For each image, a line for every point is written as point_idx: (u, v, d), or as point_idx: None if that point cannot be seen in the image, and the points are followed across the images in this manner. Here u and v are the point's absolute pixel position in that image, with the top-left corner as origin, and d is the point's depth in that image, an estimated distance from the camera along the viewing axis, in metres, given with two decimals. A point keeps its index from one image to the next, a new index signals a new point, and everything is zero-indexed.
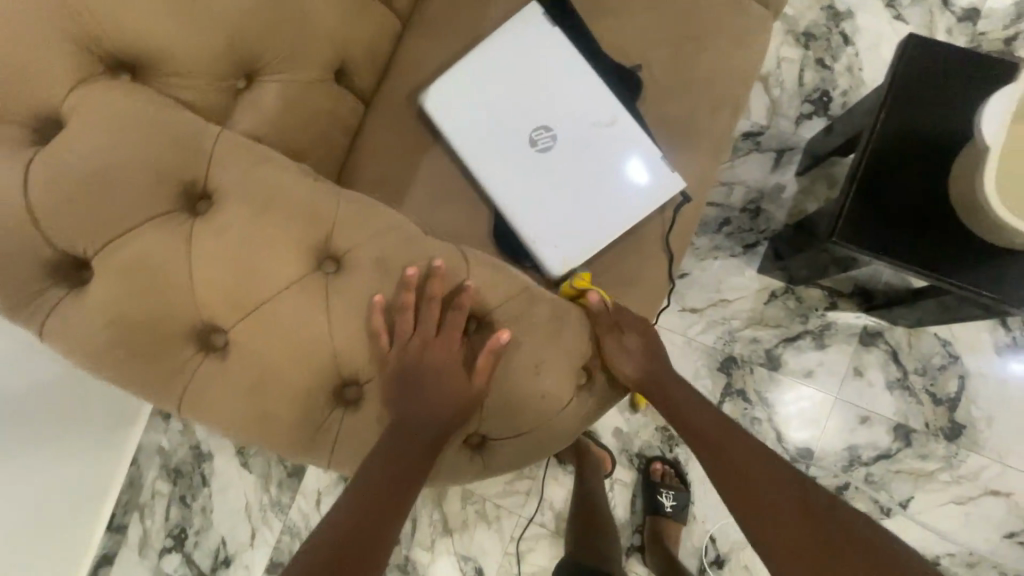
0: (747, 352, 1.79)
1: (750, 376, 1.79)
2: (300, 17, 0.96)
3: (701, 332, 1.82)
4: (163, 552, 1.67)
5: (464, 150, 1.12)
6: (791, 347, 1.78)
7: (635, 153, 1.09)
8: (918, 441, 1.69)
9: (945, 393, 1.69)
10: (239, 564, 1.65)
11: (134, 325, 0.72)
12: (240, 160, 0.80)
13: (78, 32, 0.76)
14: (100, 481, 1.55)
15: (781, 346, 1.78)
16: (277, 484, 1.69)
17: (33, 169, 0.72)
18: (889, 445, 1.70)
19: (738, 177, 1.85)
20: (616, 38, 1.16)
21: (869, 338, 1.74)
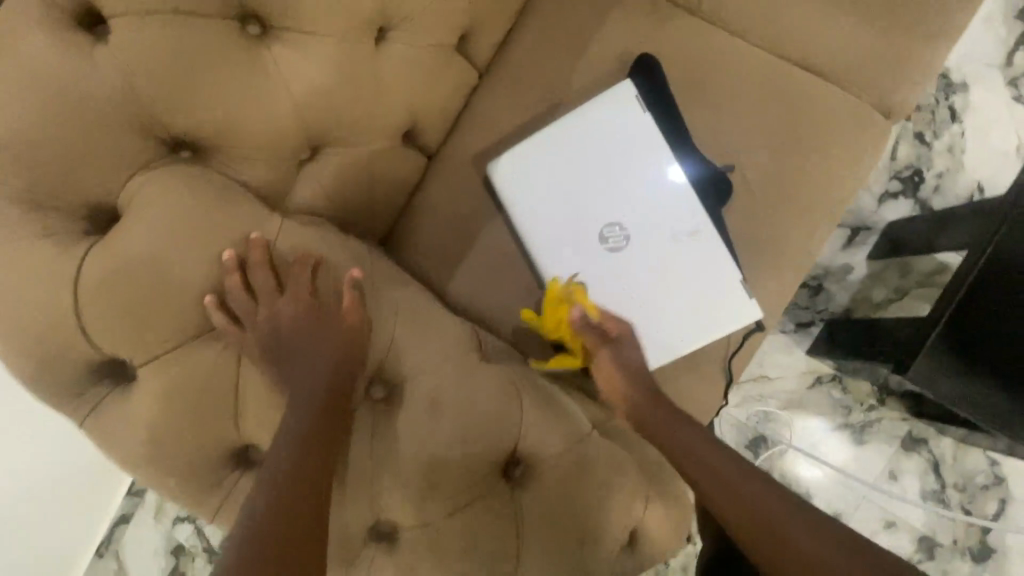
0: (779, 432, 1.71)
1: (778, 459, 1.71)
2: (375, 88, 0.88)
3: (735, 406, 1.73)
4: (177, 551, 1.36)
5: (527, 234, 1.04)
6: (826, 437, 1.70)
7: (713, 271, 1.00)
8: (942, 556, 1.63)
9: (981, 513, 1.63)
10: None
11: (172, 445, 0.69)
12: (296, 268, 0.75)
13: (141, 116, 0.70)
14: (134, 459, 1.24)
15: (817, 434, 1.70)
16: None
17: (85, 270, 0.67)
18: (911, 555, 1.64)
19: None
20: (710, 129, 1.05)
21: (912, 442, 1.67)
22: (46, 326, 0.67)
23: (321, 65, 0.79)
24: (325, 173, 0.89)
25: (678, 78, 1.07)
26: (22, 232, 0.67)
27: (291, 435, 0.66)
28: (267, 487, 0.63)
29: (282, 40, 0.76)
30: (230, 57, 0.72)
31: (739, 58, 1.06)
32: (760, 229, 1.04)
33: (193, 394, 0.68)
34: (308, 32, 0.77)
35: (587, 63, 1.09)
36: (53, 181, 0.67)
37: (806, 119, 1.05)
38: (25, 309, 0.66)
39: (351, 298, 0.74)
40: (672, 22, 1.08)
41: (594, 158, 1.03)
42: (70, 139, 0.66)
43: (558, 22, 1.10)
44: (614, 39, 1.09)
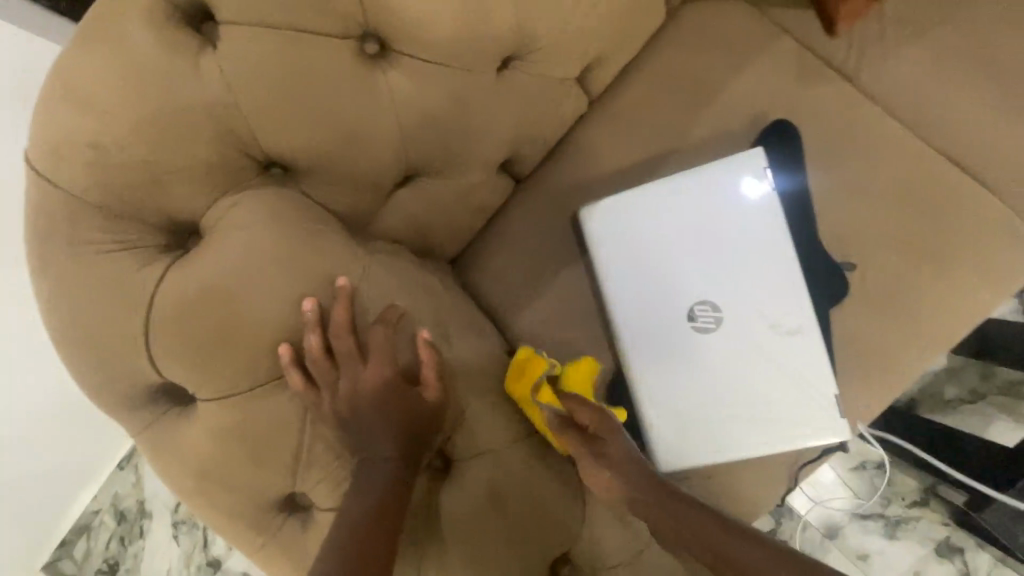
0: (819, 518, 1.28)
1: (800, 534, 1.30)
2: (488, 123, 0.77)
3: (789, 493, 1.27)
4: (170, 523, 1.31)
5: (612, 292, 0.95)
6: (865, 534, 1.26)
7: (807, 378, 0.91)
8: None
9: None
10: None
11: (224, 483, 0.66)
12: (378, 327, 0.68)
13: (240, 133, 0.63)
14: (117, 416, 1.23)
15: (864, 532, 1.26)
16: None
17: (159, 293, 0.63)
18: None
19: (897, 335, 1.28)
20: (836, 218, 0.94)
21: (946, 548, 1.22)
22: (112, 342, 0.63)
23: (437, 96, 0.70)
24: (415, 201, 0.81)
25: (813, 151, 0.94)
26: (103, 241, 0.62)
27: (357, 514, 0.61)
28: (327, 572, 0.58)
29: (402, 65, 0.67)
30: (344, 79, 0.64)
31: (888, 142, 0.93)
32: (867, 337, 0.94)
33: (252, 441, 0.65)
34: (431, 61, 0.68)
35: (713, 113, 0.97)
36: (140, 192, 0.62)
37: (949, 226, 0.92)
38: (95, 324, 0.63)
39: (431, 373, 0.66)
40: (821, 86, 0.94)
41: (703, 226, 0.93)
42: (164, 152, 0.60)
43: (690, 60, 0.98)
44: (749, 91, 0.96)
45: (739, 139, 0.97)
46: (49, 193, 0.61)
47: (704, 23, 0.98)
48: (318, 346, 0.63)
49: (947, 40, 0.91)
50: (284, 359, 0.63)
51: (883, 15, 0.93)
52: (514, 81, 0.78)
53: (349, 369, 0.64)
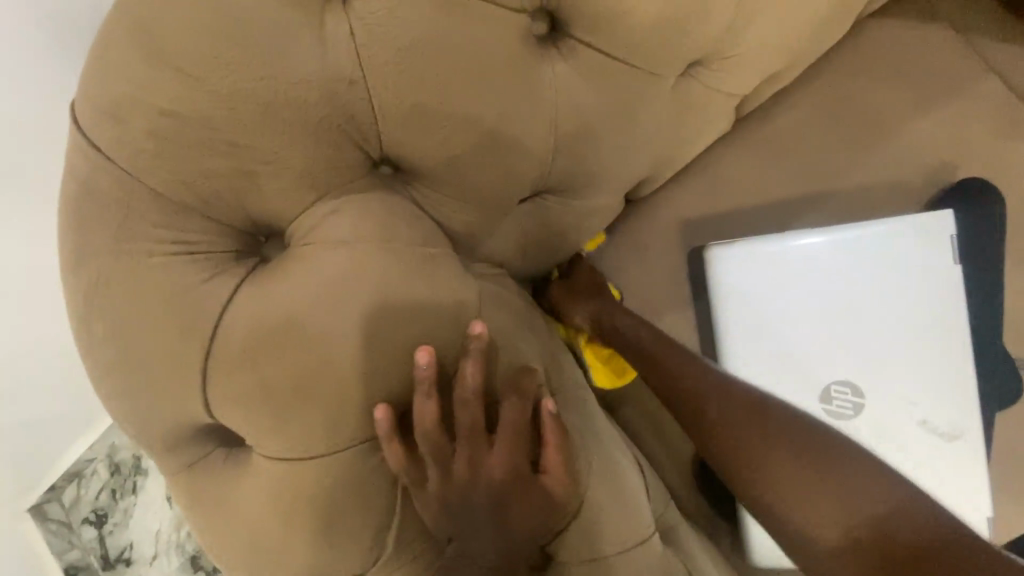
0: None
1: None
2: (650, 139, 0.62)
3: None
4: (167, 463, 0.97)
5: (731, 349, 0.79)
6: None
7: (954, 489, 0.75)
8: None
9: None
10: None
11: (275, 557, 0.53)
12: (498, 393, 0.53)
13: (361, 121, 0.47)
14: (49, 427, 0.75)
15: None
16: None
17: (229, 316, 0.49)
18: None
19: None
20: (1018, 306, 0.78)
21: None
22: (162, 368, 0.49)
23: (607, 104, 0.55)
24: (536, 222, 0.66)
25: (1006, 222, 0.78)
26: (164, 240, 0.48)
27: None
28: None
29: (576, 58, 0.51)
30: (504, 71, 0.48)
31: None
32: None
33: (319, 517, 0.51)
34: (614, 58, 0.52)
35: (888, 157, 0.81)
36: (221, 181, 0.47)
37: None
38: (142, 346, 0.49)
39: (558, 461, 0.51)
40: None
41: (859, 292, 0.76)
42: (262, 135, 0.45)
43: (871, 88, 0.81)
44: (937, 138, 0.80)
45: (913, 194, 0.81)
46: (100, 170, 0.46)
47: (895, 46, 0.80)
48: (433, 409, 0.48)
49: None
50: (381, 424, 0.48)
51: None
52: (691, 93, 0.61)
53: (466, 448, 0.49)
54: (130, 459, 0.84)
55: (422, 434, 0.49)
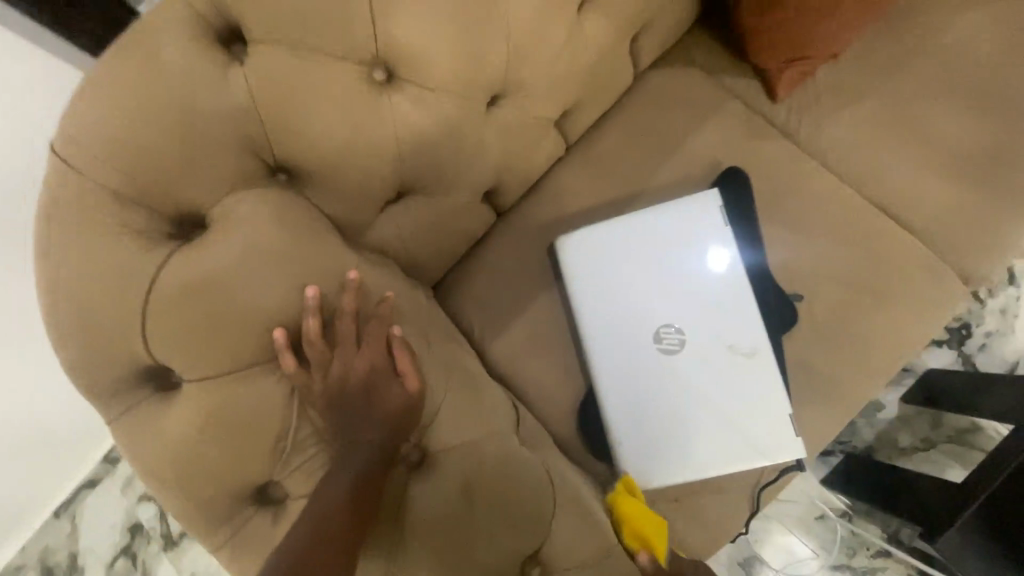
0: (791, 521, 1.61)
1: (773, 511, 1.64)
2: (477, 148, 0.87)
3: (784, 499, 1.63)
4: (143, 498, 1.48)
5: (585, 313, 1.02)
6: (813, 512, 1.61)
7: (755, 429, 0.96)
8: None
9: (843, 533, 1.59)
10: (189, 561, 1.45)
11: (197, 464, 0.68)
12: None
13: (255, 137, 0.70)
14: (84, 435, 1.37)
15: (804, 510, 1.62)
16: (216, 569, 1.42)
17: (160, 278, 0.67)
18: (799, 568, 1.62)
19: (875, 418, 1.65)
20: (785, 256, 1.04)
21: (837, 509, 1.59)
22: (109, 319, 0.67)
23: (434, 122, 0.80)
24: (406, 217, 0.89)
25: (761, 196, 1.07)
26: (115, 225, 0.68)
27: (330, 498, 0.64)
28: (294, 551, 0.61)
29: (404, 92, 0.77)
30: (352, 101, 0.73)
31: (828, 191, 1.06)
32: (821, 366, 1.02)
33: (235, 425, 0.67)
34: (431, 89, 0.78)
35: (675, 161, 1.10)
36: (155, 181, 0.68)
37: (886, 268, 1.03)
38: (98, 302, 0.67)
39: (410, 367, 0.70)
40: (766, 142, 1.09)
41: (669, 257, 1.02)
42: (182, 147, 0.67)
43: (654, 114, 1.12)
44: (705, 144, 1.10)
45: (698, 183, 1.09)
46: (72, 180, 0.67)
47: (666, 86, 1.13)
48: (316, 328, 0.68)
49: (867, 110, 1.07)
50: (278, 342, 0.67)
51: (818, 85, 1.09)
52: (502, 116, 0.89)
53: (342, 355, 0.68)
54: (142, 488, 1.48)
55: (309, 347, 0.67)
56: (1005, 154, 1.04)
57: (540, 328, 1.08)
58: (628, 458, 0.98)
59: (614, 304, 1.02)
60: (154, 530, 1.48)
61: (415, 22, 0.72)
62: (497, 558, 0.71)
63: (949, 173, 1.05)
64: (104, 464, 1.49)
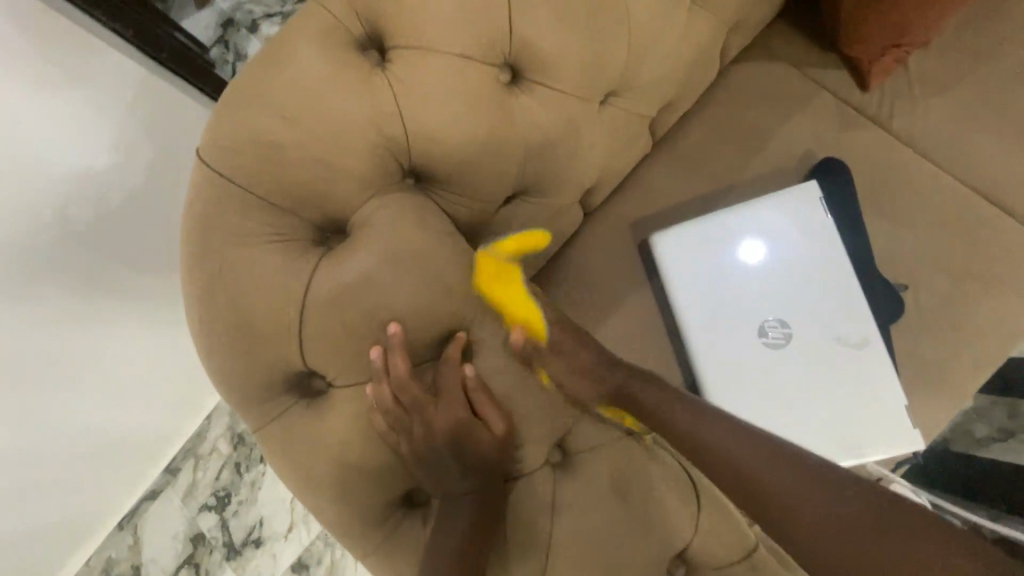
0: None
1: None
2: (591, 147, 0.87)
3: None
4: (203, 508, 1.45)
5: (687, 308, 1.01)
6: None
7: (869, 421, 0.95)
8: None
9: None
10: (268, 552, 1.43)
11: (353, 470, 0.68)
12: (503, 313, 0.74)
13: (396, 142, 0.71)
14: (168, 428, 1.42)
15: None
16: (300, 564, 1.42)
17: (311, 284, 0.67)
18: None
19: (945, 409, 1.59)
20: (888, 245, 1.03)
21: None
22: (262, 325, 0.67)
23: (557, 121, 0.80)
24: (519, 218, 0.89)
25: (858, 185, 1.06)
26: (265, 233, 0.68)
27: (482, 494, 0.68)
28: (455, 539, 0.66)
29: (530, 91, 0.77)
30: (485, 101, 0.74)
31: (926, 179, 1.05)
32: (930, 355, 1.00)
33: (393, 427, 0.67)
34: (557, 88, 0.78)
35: (766, 153, 1.09)
36: (303, 189, 0.68)
37: (992, 256, 1.02)
38: (251, 309, 0.67)
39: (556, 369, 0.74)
40: (860, 132, 1.08)
41: (771, 249, 1.01)
42: (331, 153, 0.68)
43: (742, 107, 1.11)
44: (798, 135, 1.09)
45: (792, 175, 1.08)
46: (224, 190, 0.68)
47: (752, 79, 1.12)
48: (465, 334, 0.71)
49: (961, 96, 1.06)
50: (377, 362, 0.66)
51: (908, 74, 1.09)
52: (613, 113, 0.89)
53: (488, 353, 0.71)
54: (211, 496, 1.45)
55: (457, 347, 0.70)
56: None
57: (636, 327, 1.08)
58: None
59: (716, 299, 1.01)
60: (216, 540, 1.44)
61: (547, 26, 0.73)
62: (651, 551, 0.72)
63: None
64: (166, 475, 1.46)
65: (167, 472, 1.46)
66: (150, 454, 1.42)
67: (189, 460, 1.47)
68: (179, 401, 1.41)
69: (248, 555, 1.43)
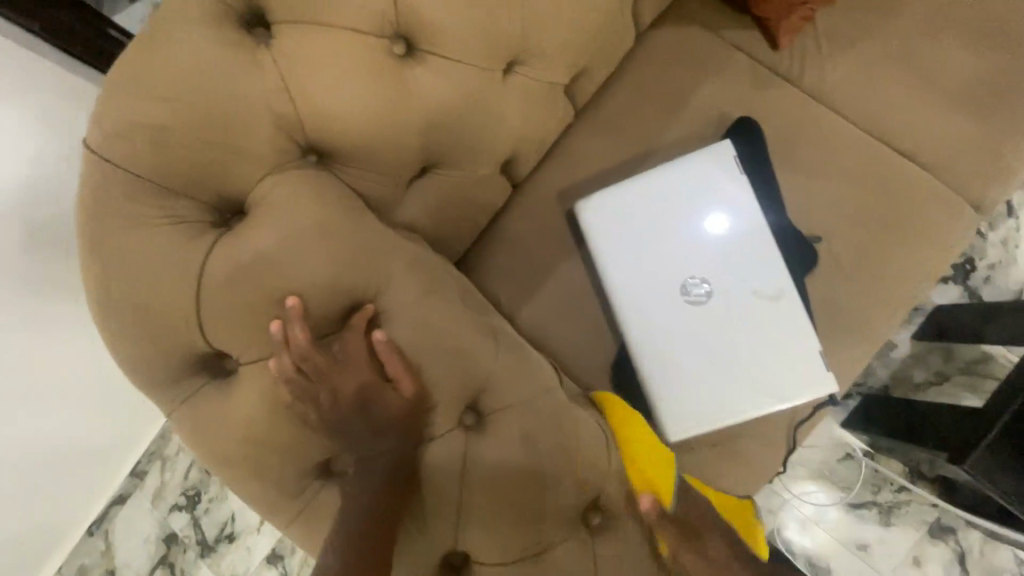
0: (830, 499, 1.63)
1: (808, 490, 1.64)
2: (498, 116, 0.88)
3: (818, 469, 1.64)
4: (174, 508, 1.47)
5: (612, 272, 1.04)
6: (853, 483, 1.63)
7: (785, 368, 0.99)
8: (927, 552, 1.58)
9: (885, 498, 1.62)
10: (241, 545, 1.44)
11: (265, 444, 0.69)
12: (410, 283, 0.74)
13: (287, 118, 0.71)
14: (126, 435, 1.43)
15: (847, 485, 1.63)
16: (274, 555, 1.43)
17: (208, 264, 0.68)
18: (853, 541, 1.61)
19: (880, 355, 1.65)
20: (801, 199, 1.06)
21: (875, 477, 1.63)
22: (161, 309, 0.67)
23: (456, 90, 0.80)
24: (433, 192, 0.90)
25: (771, 143, 1.08)
26: (156, 216, 0.68)
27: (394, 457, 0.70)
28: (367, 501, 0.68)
29: (424, 62, 0.77)
30: (376, 73, 0.74)
31: (835, 133, 1.08)
32: (845, 303, 1.04)
33: (298, 400, 0.68)
34: (452, 58, 0.78)
35: (685, 116, 1.11)
36: (192, 171, 0.68)
37: (902, 202, 1.06)
38: (149, 294, 0.67)
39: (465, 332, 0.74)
40: (773, 91, 1.10)
41: (689, 209, 1.03)
42: (217, 133, 0.68)
43: (660, 72, 1.13)
44: (714, 97, 1.11)
45: (709, 137, 1.10)
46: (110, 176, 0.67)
47: (668, 43, 1.14)
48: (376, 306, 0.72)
49: (867, 49, 1.09)
50: (276, 335, 0.67)
51: (817, 31, 1.11)
52: (519, 81, 0.89)
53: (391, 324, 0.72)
54: (180, 496, 1.47)
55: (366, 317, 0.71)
56: (1009, 80, 1.05)
57: (567, 294, 1.10)
58: (667, 411, 1.00)
59: (639, 262, 1.04)
60: (189, 538, 1.46)
61: None
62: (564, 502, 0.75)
63: (953, 103, 1.07)
64: (130, 480, 1.49)
65: (133, 476, 1.49)
66: (111, 461, 1.43)
67: (154, 463, 1.49)
68: (134, 408, 1.40)
69: (222, 549, 1.45)
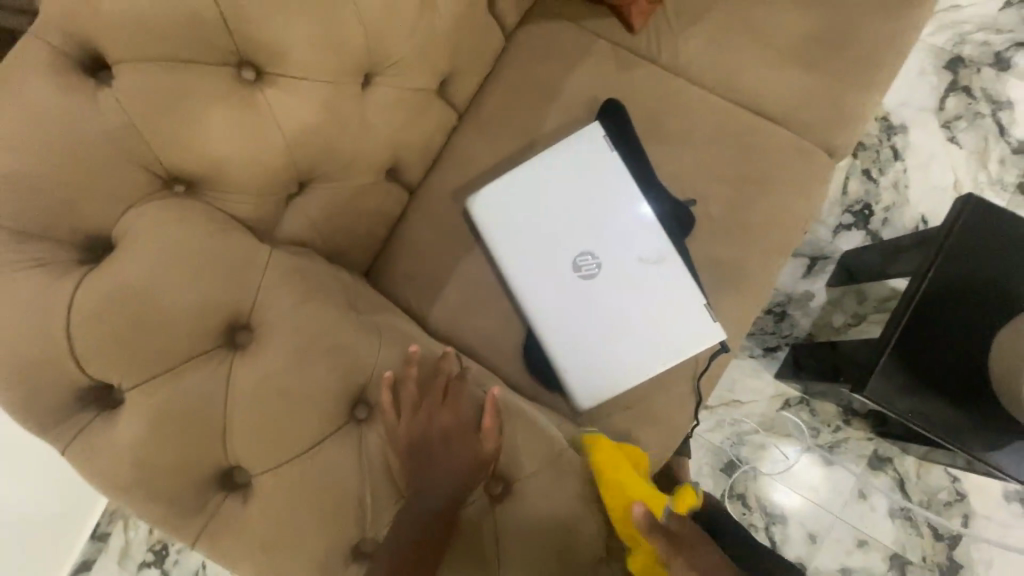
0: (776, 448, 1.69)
1: (752, 442, 1.70)
2: (363, 127, 0.92)
3: (758, 419, 1.71)
4: (143, 566, 1.46)
5: (506, 259, 1.09)
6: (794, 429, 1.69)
7: (676, 324, 1.06)
8: (871, 480, 1.66)
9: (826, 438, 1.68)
10: None
11: (158, 464, 0.72)
12: (287, 293, 0.81)
13: (141, 152, 0.75)
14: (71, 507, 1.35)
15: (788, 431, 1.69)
16: None
17: (74, 300, 0.70)
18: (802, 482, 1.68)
19: (800, 306, 1.72)
20: (673, 167, 1.14)
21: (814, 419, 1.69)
22: (32, 350, 0.69)
23: (310, 106, 0.84)
24: (313, 206, 0.94)
25: (640, 120, 1.16)
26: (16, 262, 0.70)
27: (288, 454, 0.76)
28: None
29: (273, 83, 0.82)
30: (224, 101, 0.78)
31: (697, 103, 1.16)
32: (725, 258, 1.12)
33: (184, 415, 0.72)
34: (299, 77, 0.82)
35: (558, 106, 1.18)
36: (51, 214, 0.71)
37: (763, 159, 1.14)
38: (18, 336, 0.69)
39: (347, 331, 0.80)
40: (636, 72, 1.18)
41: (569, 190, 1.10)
42: (69, 174, 0.71)
43: (530, 68, 1.19)
44: (582, 85, 1.18)
45: (583, 122, 1.17)
46: None
47: (534, 40, 1.21)
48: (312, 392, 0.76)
49: (714, 23, 1.18)
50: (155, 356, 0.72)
51: (667, 12, 1.19)
52: (379, 92, 0.94)
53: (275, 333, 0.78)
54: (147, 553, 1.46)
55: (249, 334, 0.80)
56: (841, 36, 1.14)
57: (471, 287, 1.15)
58: (574, 381, 1.06)
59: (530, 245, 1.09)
60: None
61: (269, 18, 0.77)
62: (460, 478, 0.80)
63: (796, 62, 1.16)
64: (94, 543, 1.45)
65: (94, 540, 1.45)
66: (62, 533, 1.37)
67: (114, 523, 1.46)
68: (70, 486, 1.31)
69: None
